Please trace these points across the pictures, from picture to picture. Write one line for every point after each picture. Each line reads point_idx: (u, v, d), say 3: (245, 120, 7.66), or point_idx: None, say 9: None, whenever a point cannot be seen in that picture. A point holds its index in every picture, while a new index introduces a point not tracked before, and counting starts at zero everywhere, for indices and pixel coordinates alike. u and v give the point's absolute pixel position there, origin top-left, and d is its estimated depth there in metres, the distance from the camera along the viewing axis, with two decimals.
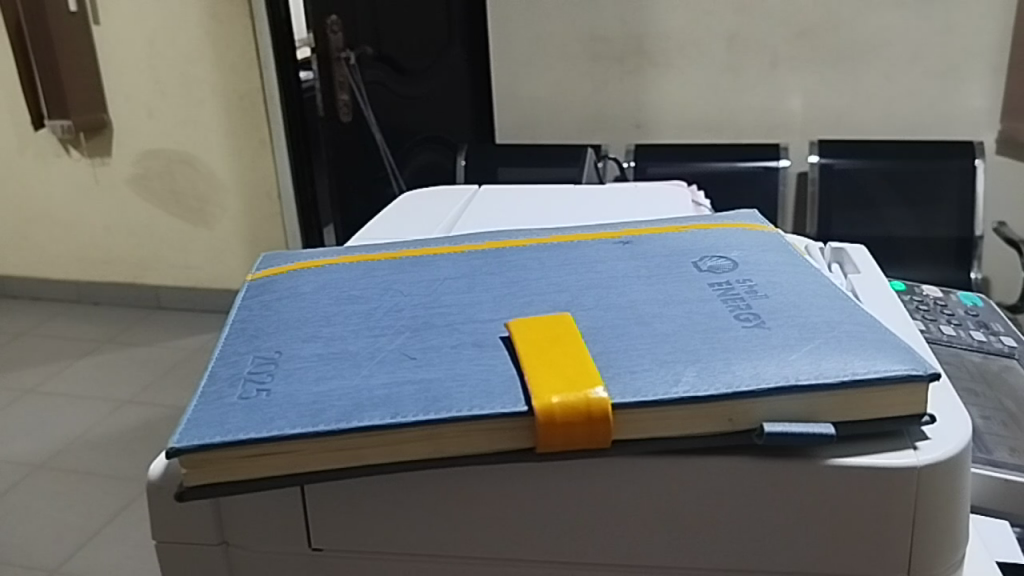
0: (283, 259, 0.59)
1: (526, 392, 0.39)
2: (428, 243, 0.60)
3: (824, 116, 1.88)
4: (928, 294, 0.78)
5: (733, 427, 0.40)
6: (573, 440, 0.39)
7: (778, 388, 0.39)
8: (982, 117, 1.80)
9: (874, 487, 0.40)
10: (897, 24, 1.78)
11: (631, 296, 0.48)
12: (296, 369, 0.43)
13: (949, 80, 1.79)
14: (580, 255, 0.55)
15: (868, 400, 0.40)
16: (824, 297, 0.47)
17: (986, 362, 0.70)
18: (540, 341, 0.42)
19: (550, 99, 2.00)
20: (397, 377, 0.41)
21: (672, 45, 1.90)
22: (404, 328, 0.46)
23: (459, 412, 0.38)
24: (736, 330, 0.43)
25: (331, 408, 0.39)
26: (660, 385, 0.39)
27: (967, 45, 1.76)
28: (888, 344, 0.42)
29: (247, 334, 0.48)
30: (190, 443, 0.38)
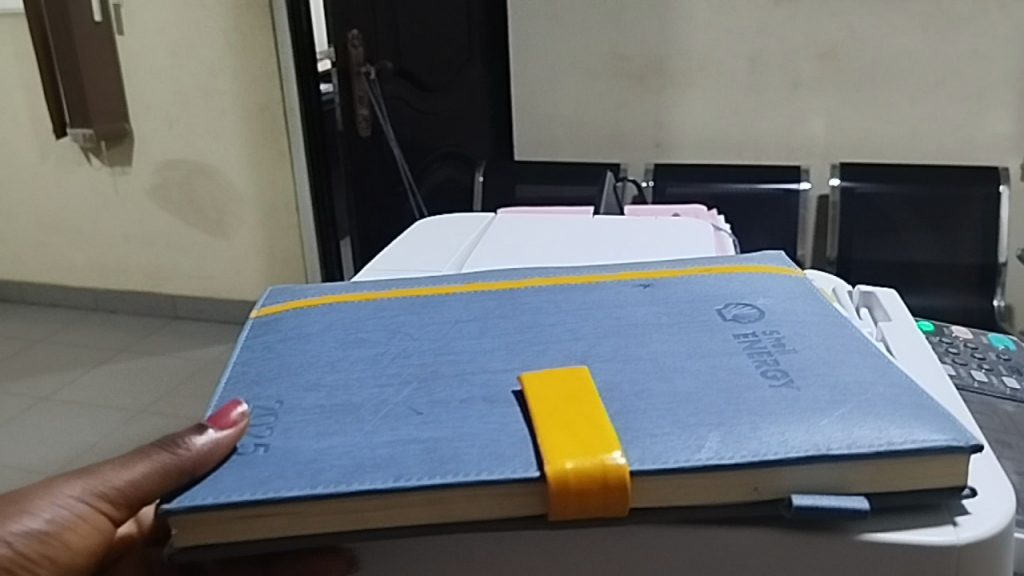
0: (289, 295, 0.57)
1: (537, 454, 0.37)
2: (439, 280, 0.58)
3: (846, 138, 1.85)
4: (957, 336, 0.76)
5: (759, 495, 0.38)
6: (587, 507, 0.37)
7: (806, 457, 0.36)
8: (1007, 142, 1.77)
9: (910, 565, 0.38)
10: (922, 46, 1.76)
11: (652, 347, 0.46)
12: (296, 423, 0.41)
13: (975, 103, 1.76)
14: (600, 298, 0.53)
15: (907, 471, 0.37)
16: (858, 353, 0.45)
17: (1020, 412, 0.67)
18: (551, 399, 0.40)
19: (569, 116, 1.99)
20: (403, 434, 0.39)
21: (694, 65, 1.88)
22: (413, 378, 0.44)
23: (464, 477, 0.36)
24: (760, 390, 0.41)
25: (328, 469, 0.37)
26: (680, 450, 0.37)
27: (992, 68, 1.73)
28: (928, 411, 0.39)
29: (245, 380, 0.46)
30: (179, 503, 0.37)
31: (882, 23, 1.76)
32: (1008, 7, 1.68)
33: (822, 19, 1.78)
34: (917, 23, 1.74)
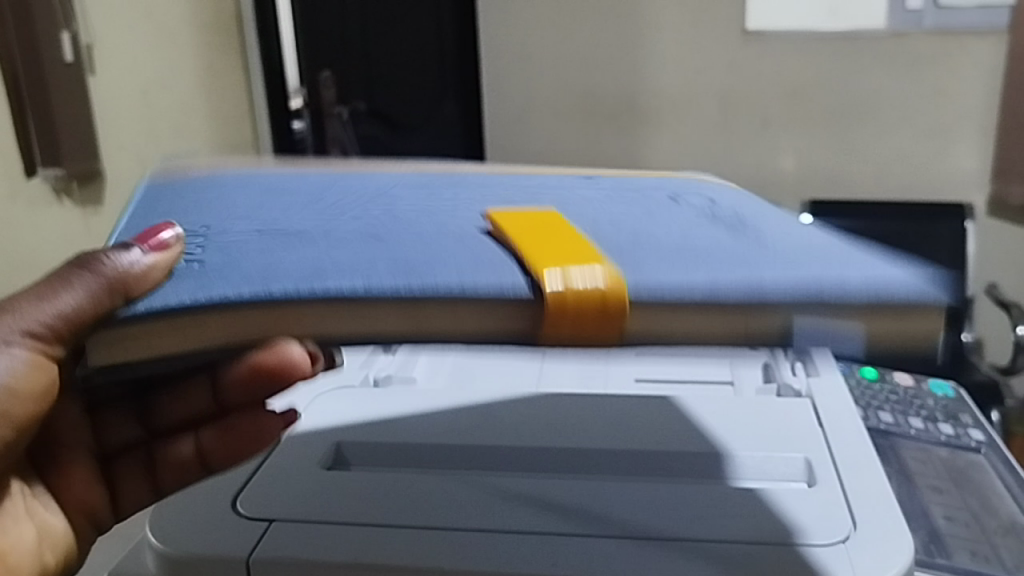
0: (183, 179, 0.69)
1: (531, 283, 0.48)
2: (346, 166, 0.72)
3: (815, 174, 1.88)
4: (899, 383, 0.85)
5: (704, 334, 0.49)
6: (583, 327, 0.47)
7: (760, 296, 0.47)
8: (973, 177, 1.79)
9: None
10: (888, 84, 1.78)
11: (558, 199, 0.62)
12: (252, 256, 0.53)
13: (941, 140, 1.79)
14: (487, 181, 0.68)
15: (892, 315, 0.48)
16: (732, 235, 0.56)
17: (953, 457, 0.76)
18: (531, 237, 0.52)
19: (542, 155, 2.00)
20: (370, 253, 0.52)
21: (668, 103, 1.90)
22: (364, 224, 0.57)
23: (446, 288, 0.48)
24: (680, 259, 0.51)
25: (298, 279, 0.50)
26: (642, 270, 0.50)
27: (957, 105, 1.76)
28: (791, 235, 0.56)
29: (196, 227, 0.59)
30: (150, 309, 0.50)
31: (847, 61, 1.79)
32: (971, 46, 1.72)
33: (793, 61, 1.81)
34: (884, 61, 1.77)
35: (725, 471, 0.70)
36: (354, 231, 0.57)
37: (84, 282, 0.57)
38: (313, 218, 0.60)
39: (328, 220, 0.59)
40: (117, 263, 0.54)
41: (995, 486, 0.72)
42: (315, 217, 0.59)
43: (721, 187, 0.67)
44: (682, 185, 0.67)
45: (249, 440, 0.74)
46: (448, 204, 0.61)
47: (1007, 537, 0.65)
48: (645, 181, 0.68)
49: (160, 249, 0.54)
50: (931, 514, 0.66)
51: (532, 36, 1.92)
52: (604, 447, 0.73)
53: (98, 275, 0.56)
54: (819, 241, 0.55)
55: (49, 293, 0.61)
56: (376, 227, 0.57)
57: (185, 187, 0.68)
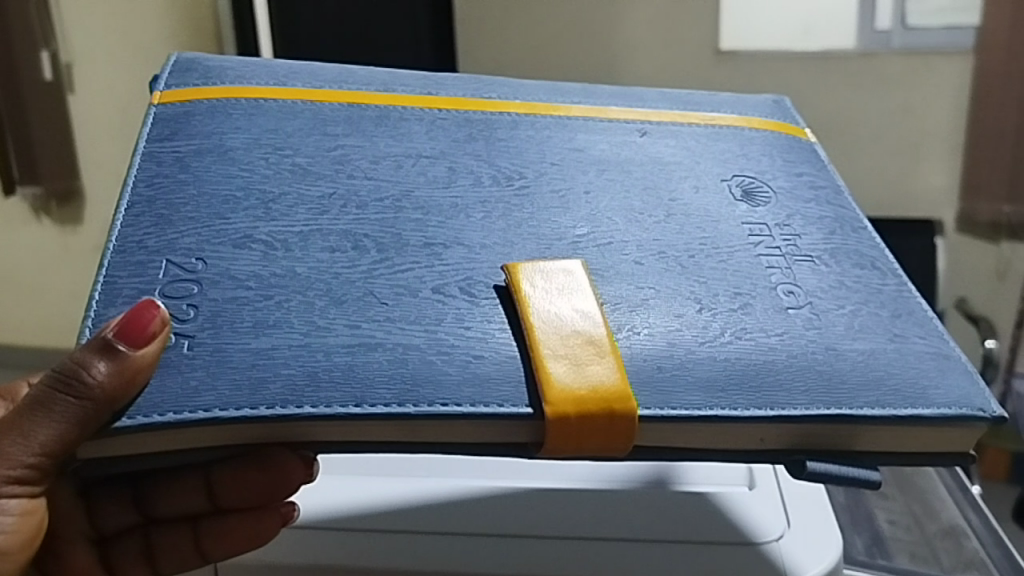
0: (202, 72, 0.45)
1: (531, 385, 0.33)
2: (391, 90, 0.47)
3: None
4: None
5: (765, 444, 0.36)
6: (587, 443, 0.33)
7: (851, 414, 0.35)
8: None
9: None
10: None
11: (603, 159, 0.47)
12: (226, 312, 0.34)
13: None
14: (523, 137, 0.47)
15: (932, 437, 0.37)
16: (860, 294, 0.42)
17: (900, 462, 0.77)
18: (544, 305, 0.35)
19: None
20: (365, 316, 0.34)
21: None
22: (364, 244, 0.38)
23: (455, 407, 0.32)
24: (766, 340, 0.38)
25: (264, 381, 0.31)
26: (642, 368, 0.35)
27: None
28: (909, 301, 0.43)
29: (168, 199, 0.38)
30: (132, 419, 0.31)
31: None
32: (936, 69, 1.20)
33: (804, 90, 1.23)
34: None
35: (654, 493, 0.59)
36: (357, 264, 0.36)
37: (71, 406, 0.33)
38: (305, 215, 0.38)
39: (323, 222, 0.38)
40: (103, 373, 0.32)
41: (948, 510, 0.70)
42: (308, 213, 0.38)
43: (771, 188, 0.48)
44: (722, 169, 0.49)
45: (242, 540, 0.48)
46: (477, 203, 0.41)
47: (946, 541, 0.66)
48: (683, 155, 0.49)
49: (148, 343, 0.31)
50: (875, 518, 0.67)
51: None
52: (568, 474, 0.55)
53: (79, 392, 0.33)
54: (892, 329, 0.40)
55: (19, 422, 0.36)
56: (377, 255, 0.37)
57: (187, 101, 0.43)
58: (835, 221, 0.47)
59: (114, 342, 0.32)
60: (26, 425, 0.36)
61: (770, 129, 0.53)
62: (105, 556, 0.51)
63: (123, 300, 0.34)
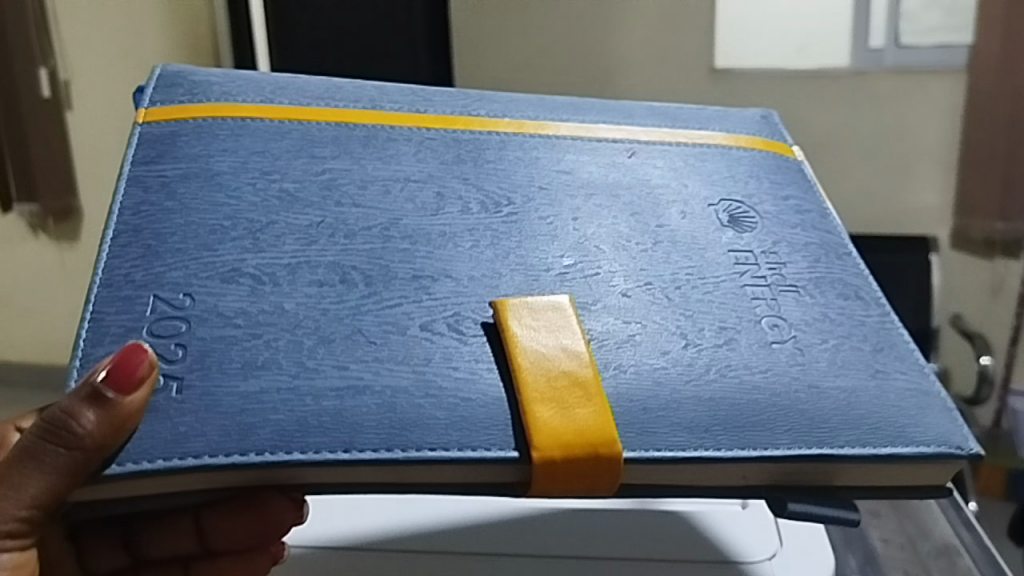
0: (188, 88, 0.45)
1: (517, 428, 0.34)
2: (379, 108, 0.47)
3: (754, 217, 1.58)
4: None
5: (747, 481, 0.37)
6: (573, 485, 0.34)
7: (831, 456, 0.36)
8: None
9: None
10: None
11: (592, 180, 0.47)
12: (214, 352, 0.34)
13: None
14: (510, 158, 0.47)
15: (907, 473, 0.38)
16: (843, 327, 0.43)
17: None
18: (530, 346, 0.36)
19: None
20: (353, 357, 0.35)
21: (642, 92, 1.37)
22: (352, 277, 0.38)
23: (443, 452, 0.33)
24: (750, 378, 0.38)
25: (255, 428, 0.32)
26: (628, 410, 0.36)
27: None
28: (891, 334, 0.44)
29: (154, 228, 0.38)
30: (122, 466, 0.31)
31: None
32: (930, 89, 1.20)
33: (791, 109, 1.23)
34: None
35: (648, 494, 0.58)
36: (345, 299, 0.37)
37: (63, 459, 0.34)
38: (293, 245, 0.39)
39: (311, 254, 0.38)
40: (92, 421, 0.32)
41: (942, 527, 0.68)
42: (296, 243, 0.39)
43: (758, 212, 0.49)
44: (709, 192, 0.49)
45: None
46: (465, 231, 0.42)
47: (940, 560, 0.64)
48: (670, 176, 0.49)
49: (137, 387, 0.32)
50: (868, 537, 0.66)
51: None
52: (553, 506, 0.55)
53: (69, 443, 0.33)
54: (874, 365, 0.41)
55: (8, 474, 0.36)
56: (365, 289, 0.38)
57: (171, 121, 0.43)
58: (821, 248, 0.48)
59: (101, 390, 0.32)
60: (16, 478, 0.36)
61: (759, 148, 0.54)
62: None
63: (110, 338, 0.35)
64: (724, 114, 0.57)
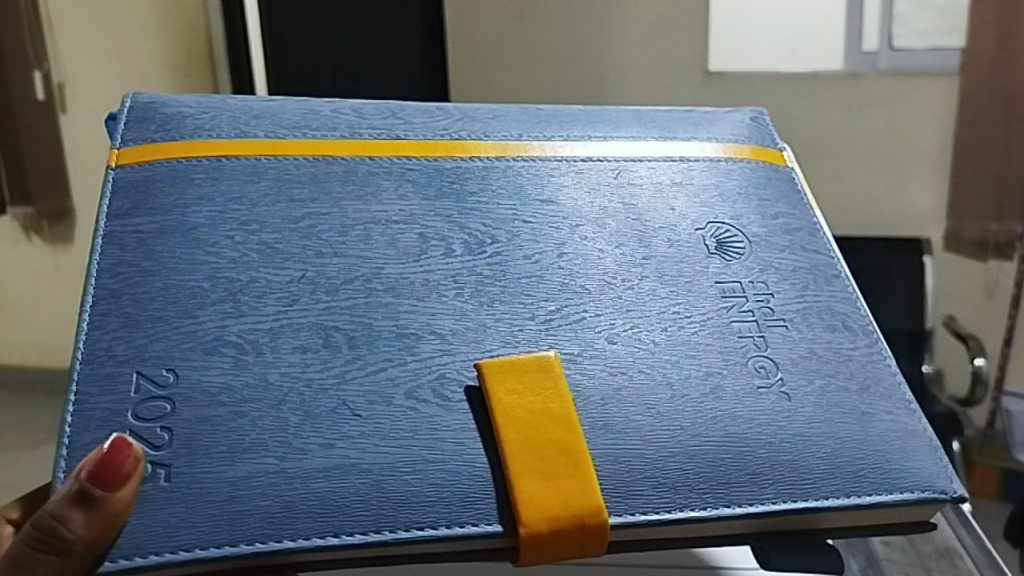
0: (160, 122, 0.46)
1: (503, 501, 0.34)
2: (358, 136, 0.47)
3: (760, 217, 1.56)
4: None
5: (734, 531, 0.37)
6: (561, 553, 0.34)
7: (814, 508, 0.37)
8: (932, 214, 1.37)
9: None
10: (871, 84, 1.31)
11: (576, 208, 0.48)
12: (201, 435, 0.34)
13: None
14: (494, 190, 0.47)
15: (889, 518, 0.39)
16: (829, 365, 0.43)
17: None
18: (513, 416, 0.36)
19: None
20: (339, 433, 0.35)
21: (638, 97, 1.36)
22: (335, 339, 0.38)
23: (430, 531, 0.33)
24: (734, 429, 0.39)
25: (246, 517, 0.33)
26: (614, 471, 0.36)
27: (912, 144, 1.34)
28: (878, 368, 0.45)
29: (134, 295, 0.39)
30: (115, 562, 0.32)
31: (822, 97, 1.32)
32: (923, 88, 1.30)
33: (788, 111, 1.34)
34: (849, 73, 1.31)
35: None
36: (329, 366, 0.37)
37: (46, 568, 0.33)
38: (275, 306, 0.39)
39: (294, 314, 0.39)
40: (81, 524, 0.32)
41: (941, 531, 0.68)
42: (278, 304, 0.39)
43: (746, 236, 0.49)
44: (697, 214, 0.49)
45: None
46: (449, 279, 0.42)
47: (941, 562, 0.64)
48: (657, 199, 0.50)
49: (125, 481, 0.32)
50: (870, 538, 0.67)
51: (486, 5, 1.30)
52: None
53: (54, 550, 0.33)
54: (860, 405, 0.42)
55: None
56: (349, 352, 0.38)
57: (145, 163, 0.44)
58: (809, 271, 0.48)
59: (88, 489, 0.32)
60: None
61: (750, 157, 0.54)
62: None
63: (95, 424, 0.35)
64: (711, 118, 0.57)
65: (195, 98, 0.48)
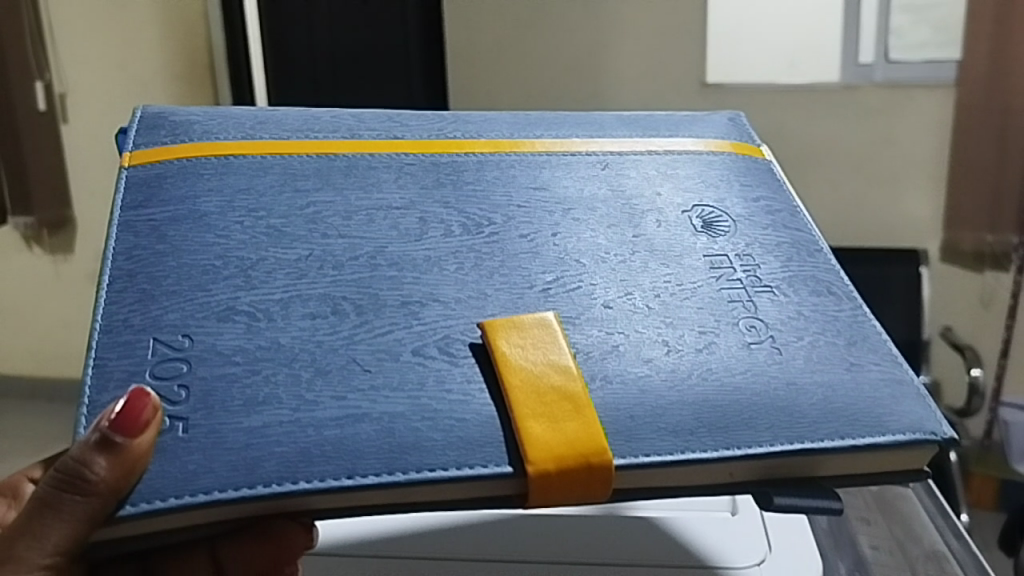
0: (169, 129, 0.48)
1: (511, 443, 0.35)
2: (358, 137, 0.49)
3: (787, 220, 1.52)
4: None
5: (734, 479, 0.39)
6: (569, 494, 0.35)
7: (815, 449, 0.38)
8: (925, 226, 1.54)
9: None
10: (868, 97, 1.49)
11: (569, 193, 0.49)
12: (217, 391, 0.36)
13: (892, 192, 1.54)
14: (490, 177, 0.48)
15: (885, 462, 0.40)
16: (818, 324, 0.44)
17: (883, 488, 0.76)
18: (517, 366, 0.38)
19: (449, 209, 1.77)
20: (350, 387, 0.36)
21: (645, 99, 1.52)
22: (343, 308, 0.40)
23: (442, 471, 0.34)
24: (729, 379, 0.40)
25: (267, 459, 0.33)
26: (615, 419, 0.37)
27: (907, 156, 1.52)
28: (865, 326, 0.45)
29: (149, 273, 0.40)
30: (136, 506, 0.33)
31: (812, 107, 1.51)
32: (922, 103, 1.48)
33: (790, 122, 1.52)
34: (841, 87, 1.49)
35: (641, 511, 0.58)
36: (338, 330, 0.39)
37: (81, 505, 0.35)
38: (284, 280, 0.40)
39: (302, 287, 0.40)
40: (104, 467, 0.34)
41: (931, 536, 0.69)
42: (287, 278, 0.41)
43: (732, 216, 0.50)
44: (682, 199, 0.51)
45: None
46: (449, 255, 0.43)
47: (929, 564, 0.65)
48: (644, 185, 0.51)
49: (142, 431, 0.33)
50: (858, 543, 0.67)
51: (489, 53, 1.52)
52: (554, 517, 0.57)
53: (87, 489, 0.35)
54: (849, 358, 0.43)
55: (33, 524, 0.38)
56: (357, 318, 0.39)
57: (155, 162, 0.46)
58: (793, 246, 0.49)
59: (111, 435, 0.33)
60: (44, 526, 0.37)
61: (730, 151, 0.55)
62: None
63: (115, 383, 0.36)
64: (697, 119, 0.59)
65: (201, 108, 0.50)
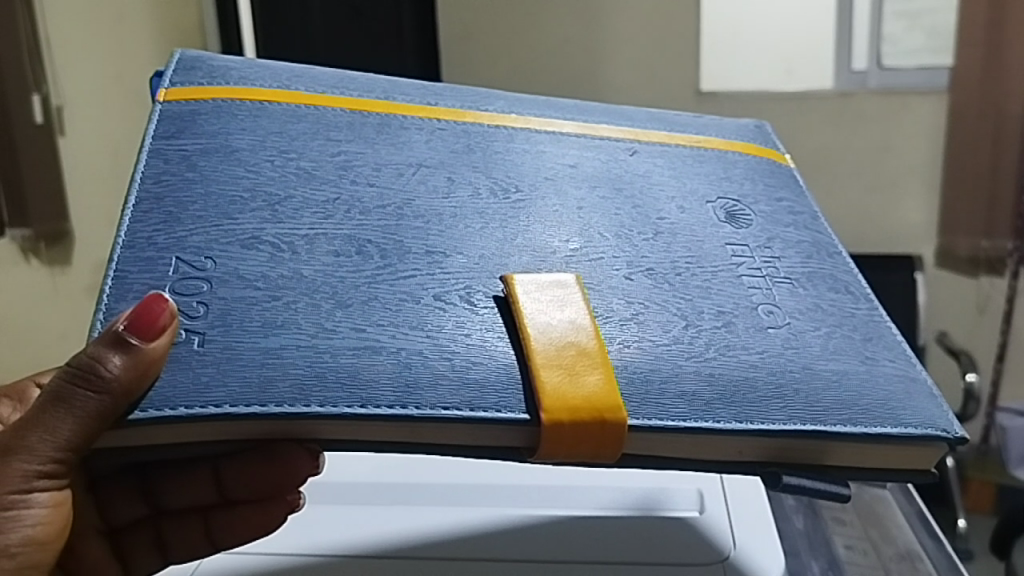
0: (207, 71, 0.47)
1: (526, 393, 0.36)
2: (392, 99, 0.50)
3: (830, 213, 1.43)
4: None
5: (742, 458, 0.39)
6: (580, 448, 0.36)
7: (827, 434, 0.38)
8: (921, 231, 1.56)
9: None
10: (864, 103, 1.52)
11: (592, 168, 0.50)
12: (236, 310, 0.36)
13: (888, 196, 1.56)
14: (518, 150, 0.49)
15: (890, 454, 0.40)
16: (834, 318, 0.45)
17: (859, 491, 0.76)
18: (538, 322, 0.38)
19: None
20: (370, 320, 0.37)
21: (647, 83, 1.54)
22: (368, 250, 0.40)
23: (458, 411, 0.35)
24: (748, 358, 0.40)
25: (281, 380, 0.34)
26: (632, 383, 0.38)
27: (902, 162, 1.54)
28: (879, 325, 0.46)
29: (176, 197, 0.40)
30: (145, 411, 0.34)
31: (808, 111, 1.53)
32: (915, 110, 1.52)
33: (782, 124, 1.55)
34: (838, 92, 1.52)
35: (632, 504, 0.59)
36: (361, 269, 0.39)
37: (89, 403, 0.36)
38: (311, 219, 0.41)
39: (329, 227, 0.41)
40: (118, 365, 0.35)
41: (905, 535, 0.69)
42: (314, 217, 0.41)
43: (753, 212, 0.52)
44: (708, 191, 0.52)
45: (252, 530, 0.53)
46: (474, 214, 0.44)
47: (902, 564, 0.65)
48: (667, 171, 0.52)
49: (158, 335, 0.34)
50: (833, 542, 0.66)
51: (485, 63, 1.56)
52: (535, 512, 0.57)
53: (97, 386, 0.36)
54: (864, 352, 0.44)
55: (44, 418, 0.39)
56: (380, 260, 0.40)
57: (192, 100, 0.45)
58: (813, 246, 0.51)
59: (126, 336, 0.34)
60: (50, 421, 0.39)
61: (753, 154, 0.57)
62: (117, 549, 0.54)
63: (134, 294, 0.37)
64: (721, 123, 0.61)
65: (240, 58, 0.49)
